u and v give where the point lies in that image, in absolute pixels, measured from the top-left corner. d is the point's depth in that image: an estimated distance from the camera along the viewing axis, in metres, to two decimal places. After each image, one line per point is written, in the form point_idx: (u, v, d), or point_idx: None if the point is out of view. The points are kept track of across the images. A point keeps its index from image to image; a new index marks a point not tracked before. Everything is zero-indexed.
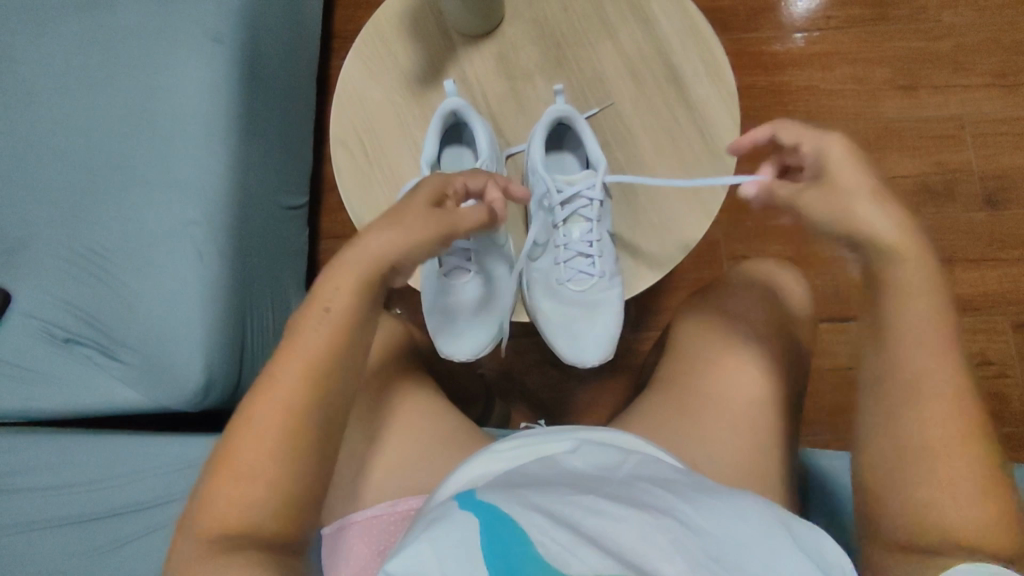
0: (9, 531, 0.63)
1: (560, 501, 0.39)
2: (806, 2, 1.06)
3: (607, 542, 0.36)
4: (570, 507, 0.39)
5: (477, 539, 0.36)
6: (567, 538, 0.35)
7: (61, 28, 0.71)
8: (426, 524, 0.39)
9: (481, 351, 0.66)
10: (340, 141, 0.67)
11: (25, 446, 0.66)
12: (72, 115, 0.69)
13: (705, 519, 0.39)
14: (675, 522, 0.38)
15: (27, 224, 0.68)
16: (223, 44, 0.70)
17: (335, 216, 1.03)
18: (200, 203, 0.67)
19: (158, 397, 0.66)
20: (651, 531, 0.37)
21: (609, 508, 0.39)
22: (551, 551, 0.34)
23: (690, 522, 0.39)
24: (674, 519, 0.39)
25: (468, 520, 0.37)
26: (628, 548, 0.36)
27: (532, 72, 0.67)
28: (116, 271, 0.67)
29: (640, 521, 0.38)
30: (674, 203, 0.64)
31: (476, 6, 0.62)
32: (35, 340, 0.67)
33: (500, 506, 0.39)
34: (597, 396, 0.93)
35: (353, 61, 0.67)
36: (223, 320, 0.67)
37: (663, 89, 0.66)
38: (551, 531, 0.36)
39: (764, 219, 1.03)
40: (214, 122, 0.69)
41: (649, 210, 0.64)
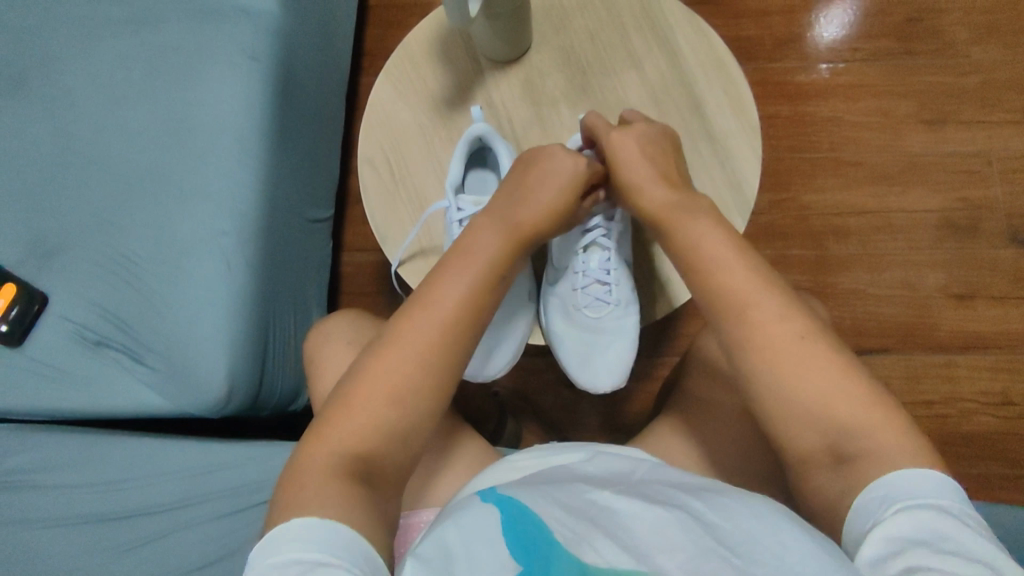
0: (32, 527, 0.64)
1: (575, 500, 0.42)
2: (831, 34, 1.08)
3: (619, 533, 0.39)
4: (585, 503, 0.42)
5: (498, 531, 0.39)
6: (583, 530, 0.39)
7: (106, 42, 0.74)
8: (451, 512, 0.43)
9: (499, 371, 0.65)
10: (367, 159, 0.69)
11: (53, 444, 0.68)
12: (114, 126, 0.72)
13: (714, 513, 0.41)
14: (686, 514, 0.41)
15: (69, 228, 0.71)
16: (259, 62, 0.73)
17: (358, 230, 1.05)
18: (234, 215, 0.69)
19: (181, 402, 0.68)
20: (663, 520, 0.40)
21: (621, 504, 0.42)
22: (567, 539, 0.38)
23: (698, 513, 0.41)
24: (684, 513, 0.41)
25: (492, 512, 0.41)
26: (640, 539, 0.38)
27: (557, 98, 0.69)
28: (148, 278, 0.69)
29: (652, 516, 0.40)
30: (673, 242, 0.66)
31: (506, 34, 0.64)
32: (66, 341, 0.69)
33: (519, 499, 0.42)
34: (609, 420, 0.93)
35: (383, 82, 0.70)
36: (249, 328, 0.69)
37: (686, 119, 0.67)
38: (569, 525, 0.39)
39: (785, 247, 1.04)
40: (248, 137, 0.71)
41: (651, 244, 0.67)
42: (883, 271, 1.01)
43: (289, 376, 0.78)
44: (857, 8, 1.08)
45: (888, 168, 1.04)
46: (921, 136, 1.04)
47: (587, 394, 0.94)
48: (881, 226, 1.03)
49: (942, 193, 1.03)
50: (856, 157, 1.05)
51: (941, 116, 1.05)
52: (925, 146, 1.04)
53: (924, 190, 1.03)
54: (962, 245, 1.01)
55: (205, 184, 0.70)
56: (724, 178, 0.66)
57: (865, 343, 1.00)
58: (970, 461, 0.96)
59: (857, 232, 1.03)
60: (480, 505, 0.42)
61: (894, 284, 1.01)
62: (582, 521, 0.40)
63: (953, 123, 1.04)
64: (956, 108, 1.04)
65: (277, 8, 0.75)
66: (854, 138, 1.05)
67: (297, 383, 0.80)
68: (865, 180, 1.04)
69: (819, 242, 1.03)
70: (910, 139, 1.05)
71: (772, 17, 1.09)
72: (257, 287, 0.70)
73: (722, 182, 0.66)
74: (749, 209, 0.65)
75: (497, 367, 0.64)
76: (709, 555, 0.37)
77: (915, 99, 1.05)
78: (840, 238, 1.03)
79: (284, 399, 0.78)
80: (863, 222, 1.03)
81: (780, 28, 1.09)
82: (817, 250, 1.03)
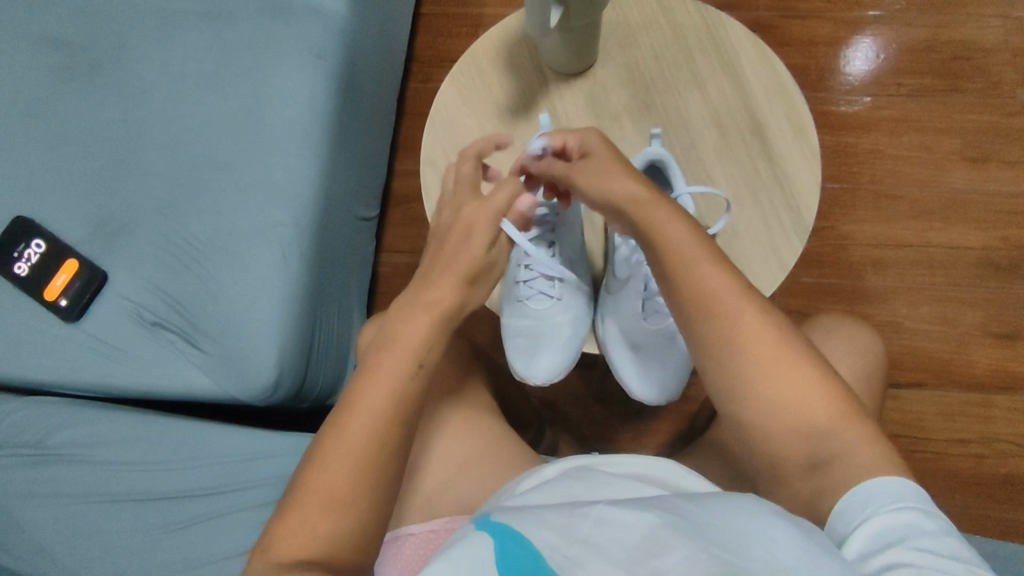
0: (79, 501, 0.66)
1: (568, 517, 0.39)
2: (861, 66, 1.09)
3: (610, 547, 0.36)
4: (576, 521, 0.39)
5: (493, 564, 0.36)
6: (574, 553, 0.36)
7: (180, 34, 0.76)
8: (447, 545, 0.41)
9: (558, 376, 0.68)
10: (429, 160, 0.70)
11: (101, 420, 0.69)
12: (181, 113, 0.74)
13: (712, 517, 0.38)
14: (678, 519, 0.38)
15: (132, 211, 0.72)
16: (326, 61, 0.74)
17: (398, 232, 1.06)
18: (292, 209, 0.71)
19: (230, 388, 0.68)
20: (655, 529, 0.37)
21: (616, 514, 0.39)
22: (562, 565, 0.35)
23: (692, 515, 0.39)
24: (677, 517, 0.38)
25: (487, 543, 0.38)
26: (632, 548, 0.36)
27: (619, 113, 0.70)
28: (207, 264, 0.70)
29: (646, 523, 0.38)
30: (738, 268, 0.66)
31: (575, 48, 0.65)
32: (123, 320, 0.70)
33: (517, 528, 0.39)
34: (641, 437, 0.93)
35: (449, 87, 0.71)
36: (299, 319, 0.70)
37: (748, 142, 0.68)
38: (563, 550, 0.36)
39: (821, 275, 1.04)
40: (309, 131, 0.73)
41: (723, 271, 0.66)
42: (920, 306, 1.01)
43: (331, 372, 0.78)
44: (898, 46, 1.09)
45: (929, 204, 1.04)
46: (966, 173, 1.05)
47: (620, 409, 0.94)
48: (920, 260, 1.03)
49: (984, 232, 1.03)
50: (897, 191, 1.05)
51: (985, 156, 1.05)
52: (967, 184, 1.04)
53: (964, 228, 1.04)
54: (1002, 284, 1.01)
55: (267, 176, 0.71)
56: (783, 201, 0.66)
57: (899, 377, 1.00)
58: (1005, 504, 0.95)
59: (895, 265, 1.03)
60: (476, 537, 0.40)
61: (930, 320, 1.01)
62: (572, 544, 0.36)
63: (998, 163, 1.04)
64: (1001, 147, 1.05)
65: (344, 10, 0.76)
66: (896, 172, 1.06)
67: (337, 378, 0.81)
68: (906, 213, 1.04)
69: (857, 273, 1.03)
70: (953, 176, 1.05)
71: (818, 47, 1.10)
72: (309, 282, 0.71)
73: (781, 205, 0.66)
74: (807, 234, 0.65)
75: (549, 374, 0.68)
76: (702, 554, 0.34)
77: (959, 137, 1.06)
78: (878, 270, 1.03)
79: (324, 393, 0.79)
80: (902, 255, 1.03)
81: (825, 59, 1.10)
82: (853, 281, 1.03)
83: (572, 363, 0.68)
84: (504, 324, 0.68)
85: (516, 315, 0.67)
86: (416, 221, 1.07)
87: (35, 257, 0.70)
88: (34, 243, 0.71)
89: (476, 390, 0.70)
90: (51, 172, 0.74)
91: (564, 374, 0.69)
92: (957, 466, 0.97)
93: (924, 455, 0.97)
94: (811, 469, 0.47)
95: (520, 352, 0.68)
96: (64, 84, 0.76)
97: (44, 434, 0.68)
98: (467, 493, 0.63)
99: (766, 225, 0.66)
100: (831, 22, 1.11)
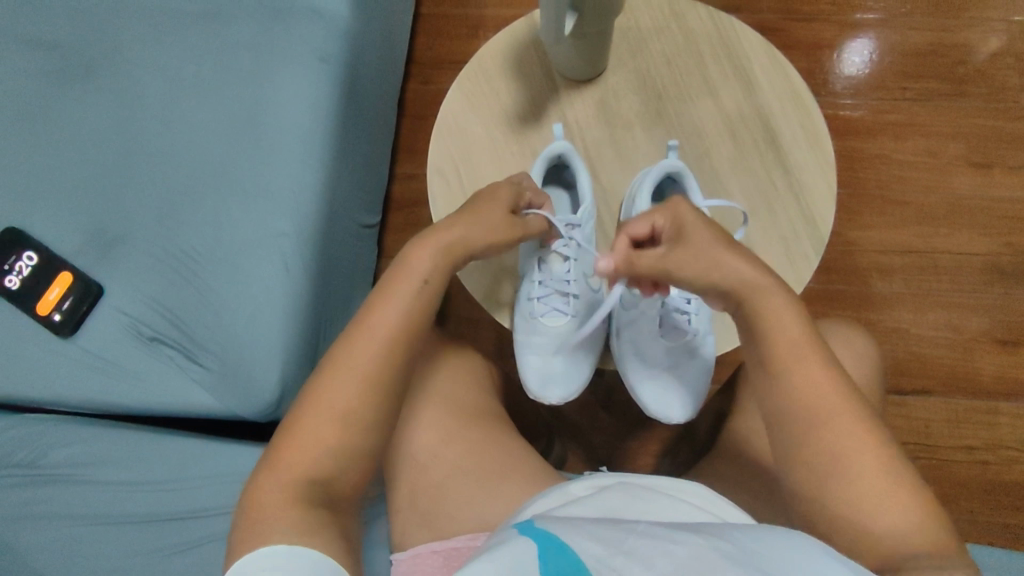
0: (76, 523, 0.63)
1: (613, 531, 0.38)
2: (863, 68, 1.08)
3: (659, 563, 0.34)
4: (621, 536, 0.37)
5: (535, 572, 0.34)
6: (622, 566, 0.34)
7: (177, 36, 0.74)
8: (486, 550, 0.38)
9: (572, 394, 0.67)
10: (436, 169, 0.68)
11: (99, 438, 0.67)
12: (179, 119, 0.72)
13: (759, 549, 0.37)
14: (728, 546, 0.37)
15: (128, 221, 0.70)
16: (329, 66, 0.72)
17: (399, 237, 1.04)
18: (295, 218, 0.68)
19: (233, 404, 0.66)
20: (705, 550, 0.36)
21: (664, 533, 0.38)
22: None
23: (739, 546, 0.37)
24: (727, 546, 0.37)
25: (529, 551, 0.35)
26: (679, 566, 0.34)
27: (631, 121, 0.68)
28: (207, 277, 0.68)
29: (694, 546, 0.36)
30: None
31: (587, 54, 0.63)
32: (121, 335, 0.67)
33: (563, 537, 0.36)
34: (649, 446, 0.92)
35: (456, 92, 0.69)
36: (303, 332, 0.68)
37: (762, 151, 0.66)
38: (608, 561, 0.34)
39: (827, 281, 1.03)
40: (311, 137, 0.70)
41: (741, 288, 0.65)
42: (926, 313, 1.01)
43: None
44: (904, 49, 1.08)
45: (935, 209, 1.04)
46: (971, 179, 1.04)
47: (627, 418, 0.93)
48: (925, 266, 1.02)
49: (989, 238, 1.02)
50: (903, 196, 1.04)
51: (991, 160, 1.04)
52: (972, 189, 1.04)
53: (970, 233, 1.03)
54: (1007, 290, 1.01)
55: (268, 185, 0.69)
56: (798, 212, 0.65)
57: (905, 384, 0.99)
58: (1010, 512, 0.95)
59: (901, 271, 1.02)
60: (519, 543, 0.37)
61: (936, 326, 1.00)
62: (619, 555, 0.34)
63: (1003, 168, 1.04)
64: (1006, 153, 1.04)
65: (348, 12, 0.74)
66: (901, 177, 1.05)
67: None
68: (912, 219, 1.04)
69: (863, 279, 1.02)
70: (959, 181, 1.04)
71: (823, 51, 1.09)
72: (312, 293, 0.69)
73: (797, 217, 0.65)
74: (823, 246, 0.64)
75: (563, 393, 0.66)
76: None
77: (964, 141, 1.05)
78: (884, 276, 1.02)
79: None
80: (907, 261, 1.02)
81: (830, 62, 1.09)
82: (859, 287, 1.02)
83: (587, 381, 0.67)
84: (517, 340, 0.66)
85: (529, 332, 0.66)
86: (417, 227, 1.05)
87: (26, 270, 0.68)
88: (27, 255, 0.68)
89: (486, 404, 0.68)
90: (43, 181, 0.71)
91: (578, 394, 0.68)
92: (963, 474, 0.96)
93: (930, 463, 0.97)
94: (841, 493, 0.46)
95: (534, 371, 0.67)
96: (56, 88, 0.74)
97: (38, 454, 0.66)
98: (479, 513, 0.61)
99: (782, 237, 0.65)
100: (837, 24, 1.09)
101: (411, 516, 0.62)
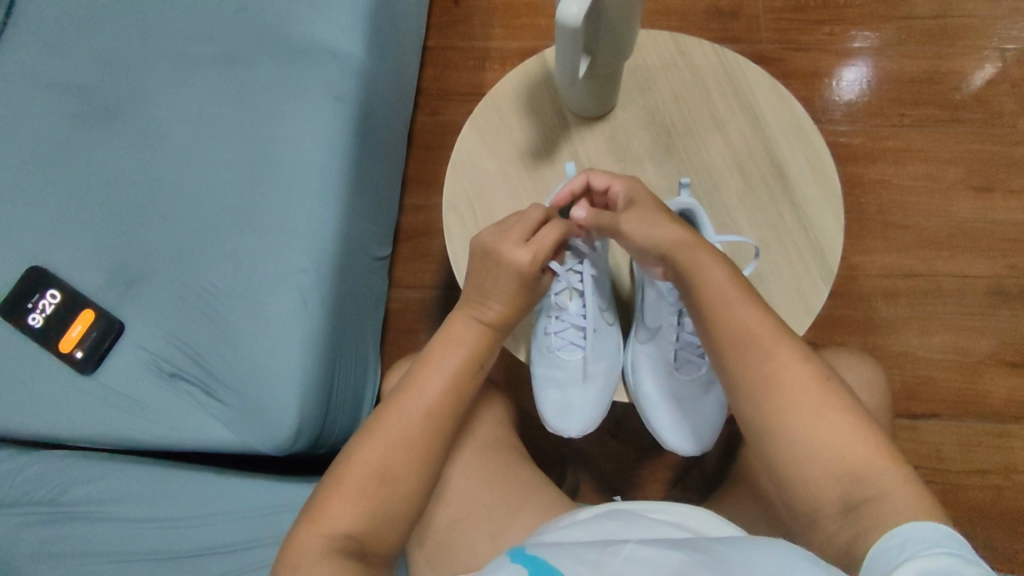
0: (96, 560, 0.64)
1: (598, 554, 0.39)
2: (857, 95, 1.11)
3: None
4: (605, 558, 0.38)
5: None
6: None
7: (196, 78, 0.76)
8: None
9: (589, 427, 0.68)
10: (451, 205, 0.69)
11: (119, 474, 0.67)
12: (198, 157, 0.73)
13: (735, 555, 0.38)
14: (708, 556, 0.38)
15: (149, 258, 0.71)
16: (344, 104, 0.74)
17: (409, 267, 1.06)
18: (312, 254, 0.70)
19: (251, 439, 0.67)
20: (684, 565, 0.37)
21: (647, 554, 0.39)
22: None
23: (715, 557, 0.38)
24: (703, 556, 0.38)
25: None
26: None
27: (641, 156, 0.70)
28: (227, 312, 0.69)
29: (672, 561, 0.38)
30: None
31: (598, 93, 0.65)
32: (142, 371, 0.68)
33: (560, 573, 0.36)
34: (660, 472, 0.92)
35: (470, 130, 0.71)
36: (320, 366, 0.69)
37: (770, 185, 0.68)
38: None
39: (833, 305, 1.04)
40: (328, 174, 0.72)
41: None
42: (932, 336, 1.02)
43: (349, 416, 0.77)
44: (901, 76, 1.11)
45: (937, 233, 1.05)
46: (971, 202, 1.06)
47: (637, 445, 0.93)
48: (929, 289, 1.03)
49: (992, 260, 1.04)
50: (904, 220, 1.06)
51: (990, 185, 1.06)
52: (973, 213, 1.05)
53: (972, 256, 1.04)
54: (1011, 313, 1.02)
55: (285, 221, 0.71)
56: (807, 244, 0.66)
57: (914, 407, 1.00)
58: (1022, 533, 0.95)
59: (906, 295, 1.03)
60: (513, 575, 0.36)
61: (942, 349, 1.01)
62: None
63: (1002, 192, 1.06)
64: (1005, 177, 1.06)
65: (362, 52, 0.76)
66: (903, 201, 1.07)
67: (354, 423, 0.79)
68: (914, 243, 1.05)
69: (868, 303, 1.04)
70: (959, 205, 1.06)
71: (821, 79, 1.12)
72: (329, 327, 0.70)
73: (804, 247, 0.66)
74: (832, 276, 0.65)
75: (580, 426, 0.67)
76: None
77: (963, 166, 1.07)
78: (889, 300, 1.03)
79: (342, 438, 0.78)
80: (912, 285, 1.04)
81: (828, 91, 1.11)
82: (864, 311, 1.03)
83: (603, 414, 0.68)
84: (535, 374, 0.68)
85: (546, 366, 0.67)
86: (426, 256, 1.06)
87: (49, 308, 0.69)
88: (50, 293, 0.70)
89: (502, 435, 0.69)
90: (65, 220, 0.73)
91: (594, 427, 0.69)
92: (974, 496, 0.97)
93: (941, 486, 0.97)
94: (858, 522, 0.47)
95: (552, 404, 0.68)
96: (79, 129, 0.75)
97: (58, 491, 0.67)
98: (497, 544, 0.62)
99: (793, 269, 0.66)
100: (834, 53, 1.12)
101: (430, 549, 0.63)
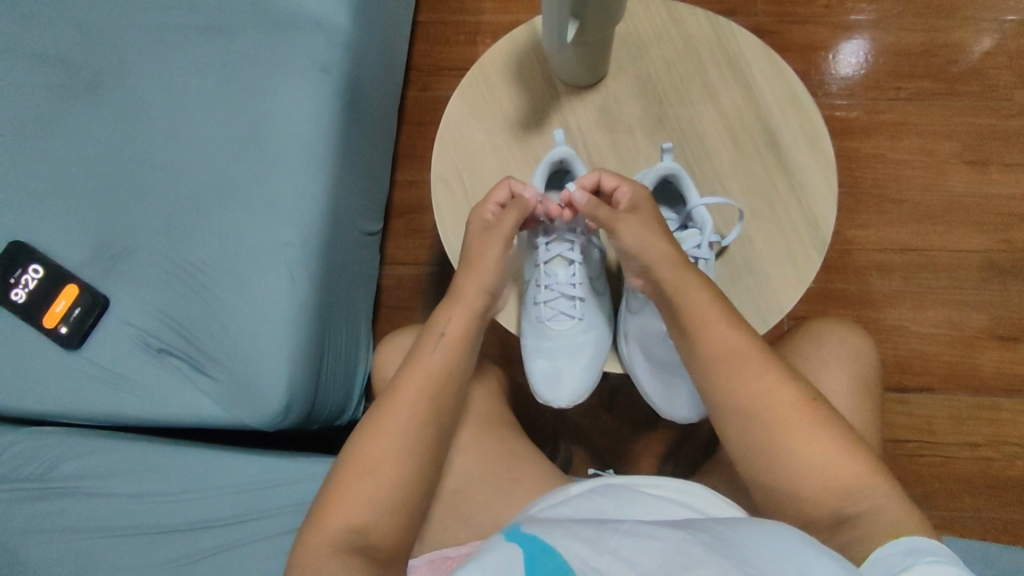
0: (87, 535, 0.63)
1: (597, 530, 0.39)
2: (853, 69, 1.09)
3: (642, 558, 0.36)
4: (607, 534, 0.39)
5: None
6: (602, 562, 0.36)
7: (179, 49, 0.74)
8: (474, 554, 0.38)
9: (580, 398, 0.68)
10: (440, 176, 0.68)
11: (109, 450, 0.67)
12: (182, 130, 0.72)
13: (739, 536, 0.39)
14: (710, 536, 0.39)
15: (133, 232, 0.70)
16: (330, 75, 0.73)
17: (401, 243, 1.05)
18: (300, 228, 0.69)
19: (240, 415, 0.66)
20: (687, 543, 0.38)
21: (646, 529, 0.39)
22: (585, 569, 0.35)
23: (719, 538, 0.39)
24: (706, 536, 0.39)
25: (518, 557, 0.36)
26: (665, 560, 0.36)
27: (632, 126, 0.69)
28: (213, 287, 0.68)
29: (677, 538, 0.38)
30: (760, 282, 0.65)
31: (588, 61, 0.64)
32: (129, 347, 0.68)
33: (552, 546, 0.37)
34: (654, 447, 0.92)
35: (458, 100, 0.69)
36: (309, 340, 0.68)
37: (762, 153, 0.67)
38: (594, 562, 0.36)
39: (827, 279, 1.04)
40: (315, 147, 0.71)
41: (748, 280, 0.65)
42: (925, 310, 1.01)
43: (340, 392, 0.77)
44: (898, 49, 1.09)
45: (931, 208, 1.04)
46: (966, 176, 1.05)
47: (630, 418, 0.93)
48: (923, 264, 1.03)
49: (987, 234, 1.03)
50: (899, 194, 1.05)
51: (985, 158, 1.05)
52: (967, 187, 1.05)
53: (967, 230, 1.04)
54: (1005, 286, 1.02)
55: (272, 194, 0.69)
56: (799, 213, 0.66)
57: (907, 381, 1.00)
58: (1012, 506, 0.96)
59: (901, 270, 1.03)
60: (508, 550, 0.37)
61: (935, 323, 1.01)
62: (604, 554, 0.36)
63: (997, 166, 1.05)
64: (1000, 150, 1.05)
65: (349, 22, 0.75)
66: (898, 175, 1.06)
67: (346, 398, 0.79)
68: (909, 217, 1.04)
69: (862, 277, 1.03)
70: (954, 179, 1.05)
71: (817, 53, 1.10)
72: (318, 301, 0.70)
73: (796, 214, 0.66)
74: (824, 246, 0.65)
75: (572, 397, 0.67)
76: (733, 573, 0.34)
77: (959, 140, 1.06)
78: (883, 275, 1.03)
79: (333, 414, 0.77)
80: (907, 259, 1.03)
81: (825, 64, 1.10)
82: (858, 286, 1.03)
83: (594, 385, 0.68)
84: (525, 346, 0.67)
85: (538, 337, 0.67)
86: (419, 233, 1.05)
87: (32, 283, 0.68)
88: (32, 268, 0.69)
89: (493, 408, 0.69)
90: (47, 195, 0.71)
91: (585, 398, 0.68)
92: (966, 469, 0.97)
93: (931, 458, 0.97)
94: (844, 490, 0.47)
95: (543, 376, 0.67)
96: (59, 103, 0.74)
97: (44, 467, 0.66)
98: (488, 516, 0.62)
99: (785, 237, 0.65)
100: (830, 26, 1.10)
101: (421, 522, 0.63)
